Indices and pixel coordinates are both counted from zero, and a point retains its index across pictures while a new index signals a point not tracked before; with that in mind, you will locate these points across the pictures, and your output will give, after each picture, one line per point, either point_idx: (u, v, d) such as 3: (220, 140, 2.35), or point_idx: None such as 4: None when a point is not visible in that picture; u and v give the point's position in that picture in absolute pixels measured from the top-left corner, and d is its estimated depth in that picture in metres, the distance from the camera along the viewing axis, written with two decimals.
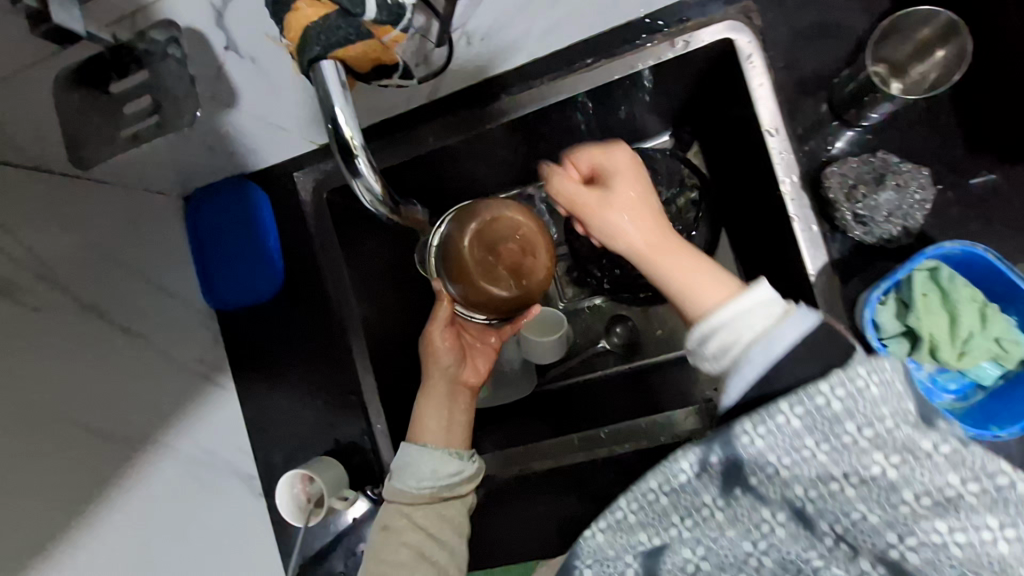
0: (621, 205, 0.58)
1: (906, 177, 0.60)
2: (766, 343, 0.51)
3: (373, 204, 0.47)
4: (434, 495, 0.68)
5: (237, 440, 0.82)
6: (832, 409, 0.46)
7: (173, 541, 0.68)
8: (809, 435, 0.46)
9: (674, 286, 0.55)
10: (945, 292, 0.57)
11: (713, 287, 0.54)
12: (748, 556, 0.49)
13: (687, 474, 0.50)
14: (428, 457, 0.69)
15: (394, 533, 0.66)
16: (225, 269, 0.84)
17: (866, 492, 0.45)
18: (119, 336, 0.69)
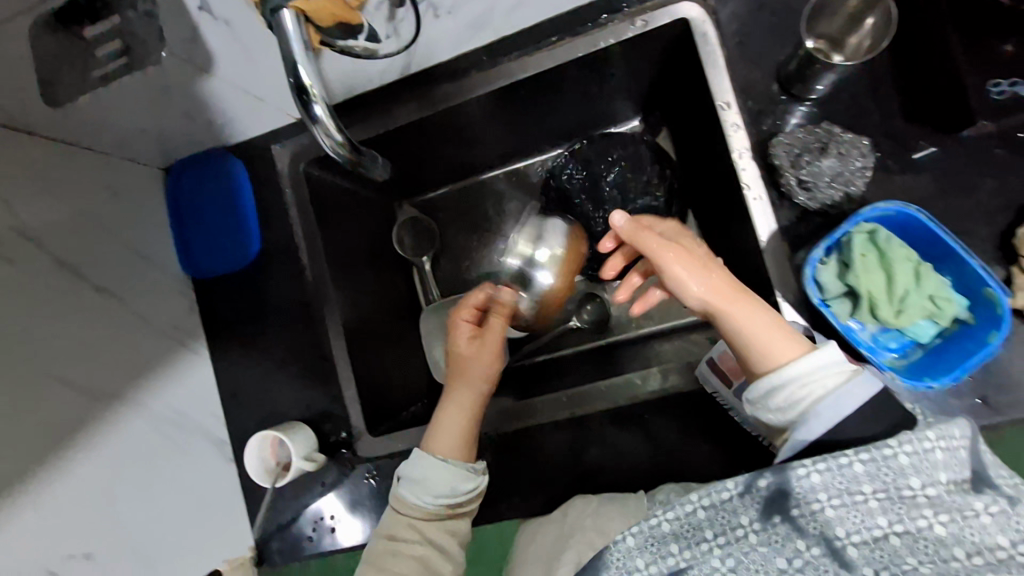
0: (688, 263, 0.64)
1: (848, 146, 0.64)
2: (837, 397, 0.55)
3: (334, 149, 0.52)
4: (449, 513, 0.70)
5: (208, 405, 0.83)
6: (899, 460, 0.50)
7: (139, 494, 0.70)
8: (868, 482, 0.50)
9: (742, 341, 0.60)
10: (883, 252, 0.60)
11: (785, 345, 0.59)
12: (781, 573, 0.50)
13: (731, 492, 0.54)
14: (450, 474, 0.70)
15: (402, 543, 0.68)
16: (203, 239, 0.86)
17: (910, 542, 0.48)
18: (94, 296, 0.71)
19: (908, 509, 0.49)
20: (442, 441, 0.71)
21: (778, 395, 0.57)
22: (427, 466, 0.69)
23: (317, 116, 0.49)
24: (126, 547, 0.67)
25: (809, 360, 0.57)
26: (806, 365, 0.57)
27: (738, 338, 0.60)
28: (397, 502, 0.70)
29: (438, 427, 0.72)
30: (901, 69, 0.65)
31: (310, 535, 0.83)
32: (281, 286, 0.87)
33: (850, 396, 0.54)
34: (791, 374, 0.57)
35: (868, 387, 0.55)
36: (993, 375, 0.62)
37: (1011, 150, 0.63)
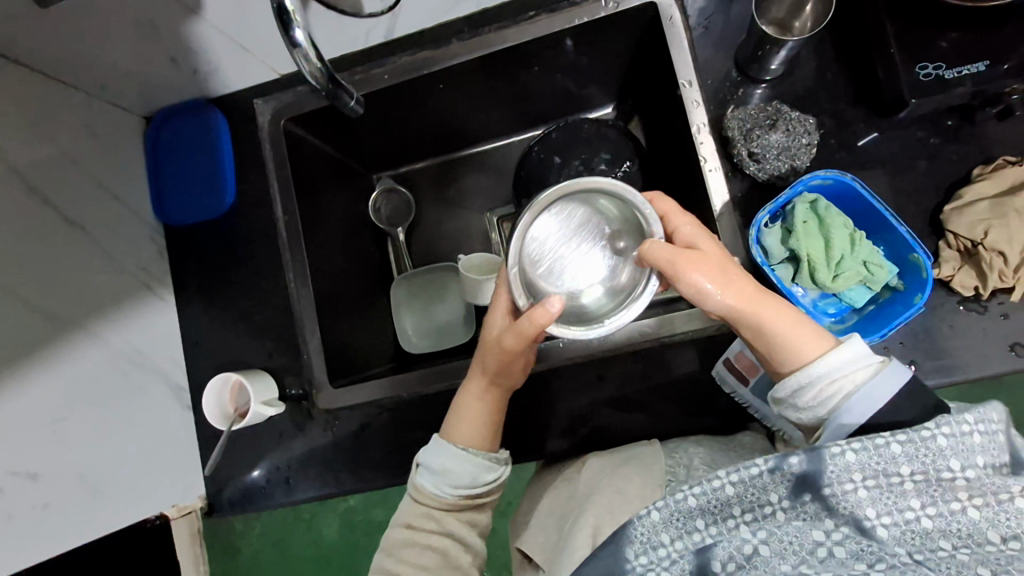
0: (718, 262, 0.59)
1: (795, 124, 0.69)
2: (867, 390, 0.55)
3: (315, 75, 0.61)
4: (467, 501, 0.68)
5: (168, 349, 0.83)
6: (935, 441, 0.49)
7: (89, 425, 0.70)
8: (906, 463, 0.49)
9: (777, 338, 0.58)
10: (822, 220, 0.65)
11: (811, 340, 0.59)
12: (817, 545, 0.48)
13: (761, 469, 0.53)
14: (472, 465, 0.67)
15: (421, 532, 0.67)
16: (178, 188, 0.88)
17: (944, 528, 0.46)
18: (62, 226, 0.72)
19: (942, 493, 0.48)
20: (464, 429, 0.69)
21: (810, 392, 0.57)
22: (444, 456, 0.67)
23: (297, 41, 0.57)
24: (69, 475, 0.67)
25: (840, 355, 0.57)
26: (837, 361, 0.57)
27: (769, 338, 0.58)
28: (416, 491, 0.68)
29: (460, 418, 0.69)
30: (844, 59, 0.72)
31: (263, 487, 0.82)
32: (252, 239, 0.87)
33: (880, 389, 0.55)
34: (822, 370, 0.56)
35: (896, 376, 0.56)
36: (923, 343, 0.66)
37: (945, 139, 0.70)
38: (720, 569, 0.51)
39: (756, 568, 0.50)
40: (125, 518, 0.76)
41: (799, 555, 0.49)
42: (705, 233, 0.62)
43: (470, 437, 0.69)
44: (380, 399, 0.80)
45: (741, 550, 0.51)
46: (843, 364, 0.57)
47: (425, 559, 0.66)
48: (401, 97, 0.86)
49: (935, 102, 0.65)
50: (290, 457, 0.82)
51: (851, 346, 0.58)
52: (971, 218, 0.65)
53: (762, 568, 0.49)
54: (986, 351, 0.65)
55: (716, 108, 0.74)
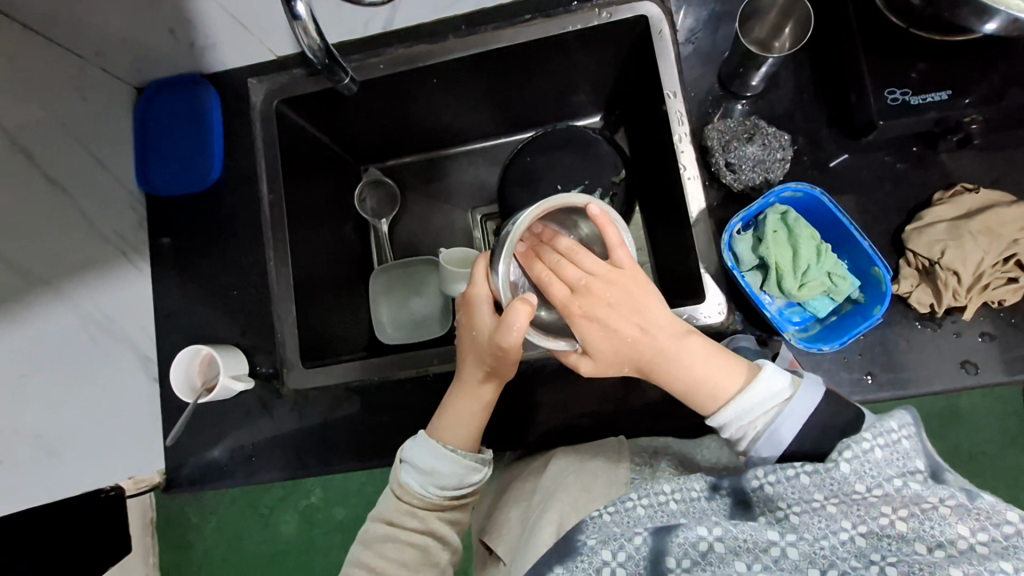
0: (614, 339, 0.61)
1: (770, 138, 0.73)
2: (775, 429, 0.58)
3: (308, 46, 0.65)
4: (449, 504, 0.67)
5: (140, 319, 0.83)
6: (839, 469, 0.51)
7: (49, 385, 0.69)
8: (817, 491, 0.51)
9: (692, 382, 0.62)
10: (791, 231, 0.68)
11: (722, 378, 0.61)
12: (771, 544, 0.50)
13: (699, 492, 0.58)
14: (459, 466, 0.67)
15: (402, 529, 0.67)
16: (164, 160, 0.88)
17: (875, 542, 0.49)
18: (43, 184, 0.71)
19: (867, 511, 0.50)
20: (446, 426, 0.68)
21: (730, 428, 0.61)
22: (425, 454, 0.67)
23: (299, 15, 0.60)
24: (25, 434, 0.65)
25: (752, 395, 0.60)
26: (746, 404, 0.60)
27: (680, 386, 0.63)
28: (398, 488, 0.68)
29: (446, 416, 0.69)
30: (819, 84, 0.76)
31: (224, 466, 0.81)
32: (234, 216, 0.87)
33: (790, 424, 0.58)
34: (735, 417, 0.60)
35: (808, 404, 0.58)
36: (880, 355, 0.69)
37: (909, 164, 0.74)
38: (675, 565, 0.52)
39: (710, 565, 0.51)
40: (82, 487, 0.74)
41: (751, 552, 0.51)
42: (601, 297, 0.61)
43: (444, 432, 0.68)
44: (350, 382, 0.80)
45: (697, 543, 0.52)
46: (755, 404, 0.60)
47: (399, 555, 0.66)
48: (393, 89, 0.88)
49: (902, 126, 0.69)
50: (255, 434, 0.82)
51: (762, 384, 0.60)
52: (929, 238, 0.69)
53: (716, 564, 0.51)
54: (938, 365, 0.68)
55: (698, 120, 0.78)
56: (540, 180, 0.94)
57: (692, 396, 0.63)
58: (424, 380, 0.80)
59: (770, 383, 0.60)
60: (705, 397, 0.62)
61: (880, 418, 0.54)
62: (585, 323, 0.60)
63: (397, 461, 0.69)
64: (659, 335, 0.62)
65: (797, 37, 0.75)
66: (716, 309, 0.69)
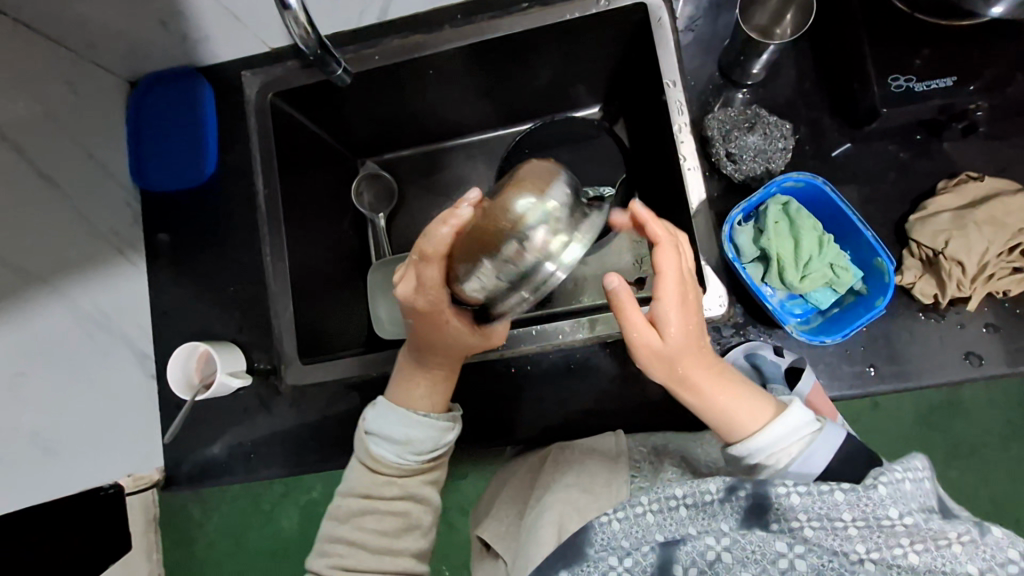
0: (694, 332, 0.57)
1: (772, 127, 0.72)
2: (806, 453, 0.56)
3: (297, 38, 0.64)
4: (426, 467, 0.63)
5: (136, 316, 0.82)
6: (877, 490, 0.50)
7: (46, 383, 0.68)
8: (847, 510, 0.50)
9: (728, 407, 0.58)
10: (793, 222, 0.67)
11: (752, 410, 0.58)
12: (780, 556, 0.50)
13: (714, 494, 0.54)
14: (434, 427, 0.63)
15: (380, 500, 0.62)
16: (158, 155, 0.87)
17: (886, 570, 0.48)
18: (36, 180, 0.70)
19: (886, 539, 0.49)
20: (411, 396, 0.65)
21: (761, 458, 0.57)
22: (395, 422, 0.63)
23: (291, 5, 0.59)
24: (22, 432, 0.64)
25: (785, 425, 0.56)
26: (777, 433, 0.57)
27: (711, 413, 0.59)
28: (371, 459, 0.63)
29: (418, 397, 0.65)
30: (821, 72, 0.75)
31: (223, 462, 0.81)
32: (230, 210, 0.87)
33: (822, 453, 0.55)
34: (770, 446, 0.57)
35: (835, 437, 0.56)
36: (883, 348, 0.68)
37: (913, 153, 0.73)
38: (682, 573, 0.51)
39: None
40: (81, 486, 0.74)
41: (760, 563, 0.50)
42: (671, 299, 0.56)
43: (420, 400, 0.64)
44: (349, 378, 0.80)
45: (705, 553, 0.51)
46: (790, 431, 0.57)
47: (379, 528, 0.61)
48: (389, 81, 0.87)
49: (906, 114, 0.68)
50: (254, 431, 0.81)
51: (794, 413, 0.58)
52: (933, 228, 0.68)
53: (724, 574, 0.50)
54: (941, 357, 0.67)
55: (699, 110, 0.76)
56: None
57: (719, 424, 0.59)
58: None
59: (799, 413, 0.58)
60: (731, 425, 0.58)
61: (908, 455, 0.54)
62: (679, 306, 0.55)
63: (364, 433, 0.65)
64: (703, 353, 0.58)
65: (800, 23, 0.73)
66: (717, 301, 0.66)
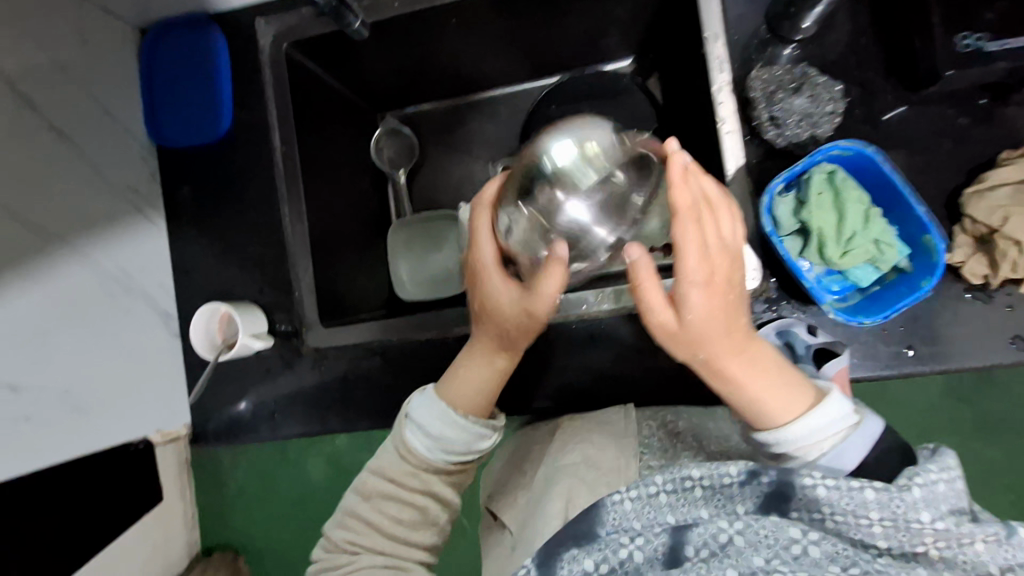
0: (721, 315, 0.54)
1: (820, 89, 0.67)
2: (840, 450, 0.55)
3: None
4: (458, 466, 0.62)
5: (158, 275, 0.82)
6: (908, 492, 0.49)
7: (75, 340, 0.69)
8: (875, 509, 0.49)
9: (761, 394, 0.56)
10: (838, 193, 0.63)
11: (788, 400, 0.56)
12: (792, 543, 0.49)
13: (734, 479, 0.53)
14: (469, 431, 0.61)
15: (403, 489, 0.61)
16: (172, 107, 0.83)
17: (901, 561, 0.49)
18: (51, 138, 0.69)
19: (910, 536, 0.48)
20: (459, 396, 0.62)
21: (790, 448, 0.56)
22: (438, 416, 0.61)
23: None
24: (52, 390, 0.65)
25: (824, 417, 0.55)
26: (810, 425, 0.55)
27: (743, 398, 0.57)
28: (403, 447, 0.62)
29: (456, 376, 0.63)
30: (880, 25, 0.68)
31: (248, 421, 0.82)
32: (249, 168, 0.85)
33: (856, 448, 0.55)
34: (799, 437, 0.56)
35: (872, 431, 0.56)
36: (922, 328, 0.65)
37: (974, 119, 0.67)
38: (692, 555, 0.51)
39: (728, 557, 0.50)
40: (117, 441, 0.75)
41: (772, 548, 0.49)
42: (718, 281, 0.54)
43: (460, 394, 0.62)
44: (369, 342, 0.80)
45: (716, 535, 0.51)
46: (821, 425, 0.55)
47: (391, 510, 0.61)
48: (410, 31, 0.82)
49: (972, 76, 0.62)
50: (277, 391, 0.82)
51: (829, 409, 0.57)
52: (990, 203, 0.63)
53: (734, 557, 0.50)
54: (983, 340, 0.64)
55: (741, 68, 0.71)
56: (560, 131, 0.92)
57: (748, 408, 0.57)
58: (444, 343, 0.79)
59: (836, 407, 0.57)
60: (761, 413, 0.57)
61: (941, 453, 0.52)
62: (704, 288, 0.53)
63: (405, 417, 0.63)
64: (737, 335, 0.55)
65: None
66: (752, 275, 0.64)
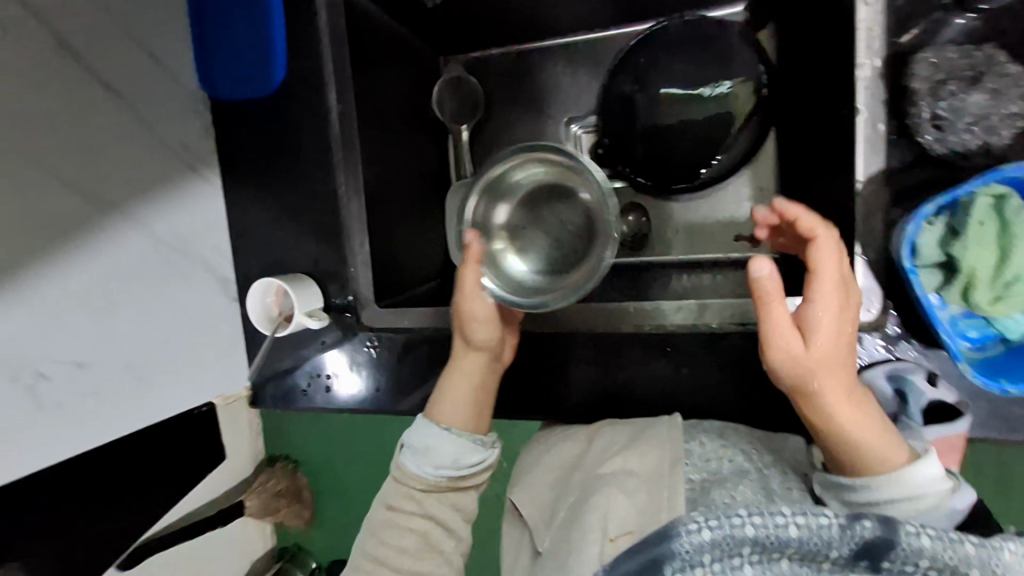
0: (844, 344, 0.52)
1: (1006, 83, 0.53)
2: (928, 508, 0.50)
3: None
4: (453, 484, 0.61)
5: (214, 239, 0.80)
6: (1006, 554, 0.44)
7: (133, 309, 0.68)
8: (975, 567, 0.43)
9: (863, 436, 0.52)
10: (1006, 225, 0.51)
11: (884, 447, 0.52)
12: None
13: (832, 522, 0.45)
14: (458, 445, 0.62)
15: (400, 514, 0.61)
16: (227, 56, 0.76)
17: None
18: (99, 93, 0.64)
19: None
20: (447, 413, 0.64)
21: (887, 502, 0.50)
22: (426, 431, 0.62)
23: None
24: (116, 362, 0.65)
25: (931, 470, 0.51)
26: (914, 479, 0.50)
27: (837, 438, 0.53)
28: (397, 470, 0.63)
29: (443, 399, 0.64)
30: None
31: (302, 390, 0.82)
32: (303, 127, 0.78)
33: (960, 499, 0.50)
34: (902, 490, 0.50)
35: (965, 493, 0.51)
36: None
37: None
38: None
39: None
40: (184, 405, 0.76)
41: None
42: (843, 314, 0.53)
43: (457, 413, 0.64)
44: (421, 328, 0.76)
45: None
46: (925, 482, 0.50)
47: (398, 540, 0.60)
48: None
49: None
50: (330, 367, 0.80)
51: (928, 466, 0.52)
52: None
53: None
54: None
55: (896, 41, 0.57)
56: (648, 94, 0.84)
57: (840, 450, 0.53)
58: None
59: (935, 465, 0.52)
60: (861, 458, 0.52)
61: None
62: (834, 315, 0.52)
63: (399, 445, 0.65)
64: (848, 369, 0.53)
65: None
66: (865, 307, 0.58)
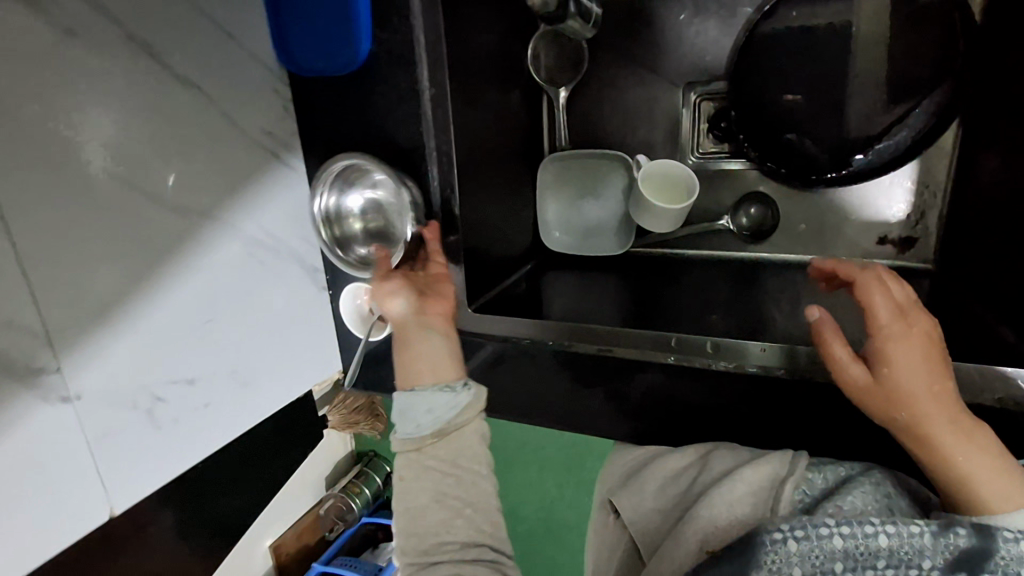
0: (924, 367, 0.50)
1: None
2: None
3: None
4: (439, 435, 0.56)
5: (303, 230, 0.75)
6: None
7: (231, 316, 0.67)
8: None
9: (975, 463, 0.46)
10: None
11: (997, 477, 0.46)
12: None
13: (922, 530, 0.43)
14: (428, 395, 0.58)
15: (418, 479, 0.56)
16: (303, 24, 0.66)
17: None
18: (179, 90, 0.58)
19: None
20: (406, 378, 0.60)
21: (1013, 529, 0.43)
22: (403, 396, 0.59)
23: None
24: (222, 372, 0.66)
25: None
26: None
27: (950, 473, 0.47)
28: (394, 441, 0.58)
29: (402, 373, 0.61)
30: None
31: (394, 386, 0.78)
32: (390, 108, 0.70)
33: None
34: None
35: None
36: None
37: None
38: None
39: None
40: (284, 400, 0.77)
41: None
42: (912, 346, 0.52)
43: (414, 372, 0.60)
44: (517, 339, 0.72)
45: None
46: None
47: (419, 500, 0.55)
48: None
49: None
50: None
51: None
52: None
53: None
54: None
55: None
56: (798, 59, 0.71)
57: (955, 485, 0.47)
58: (603, 361, 0.68)
59: None
60: (976, 490, 0.46)
61: None
62: (903, 342, 0.52)
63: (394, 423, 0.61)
64: (938, 397, 0.49)
65: None
66: None
